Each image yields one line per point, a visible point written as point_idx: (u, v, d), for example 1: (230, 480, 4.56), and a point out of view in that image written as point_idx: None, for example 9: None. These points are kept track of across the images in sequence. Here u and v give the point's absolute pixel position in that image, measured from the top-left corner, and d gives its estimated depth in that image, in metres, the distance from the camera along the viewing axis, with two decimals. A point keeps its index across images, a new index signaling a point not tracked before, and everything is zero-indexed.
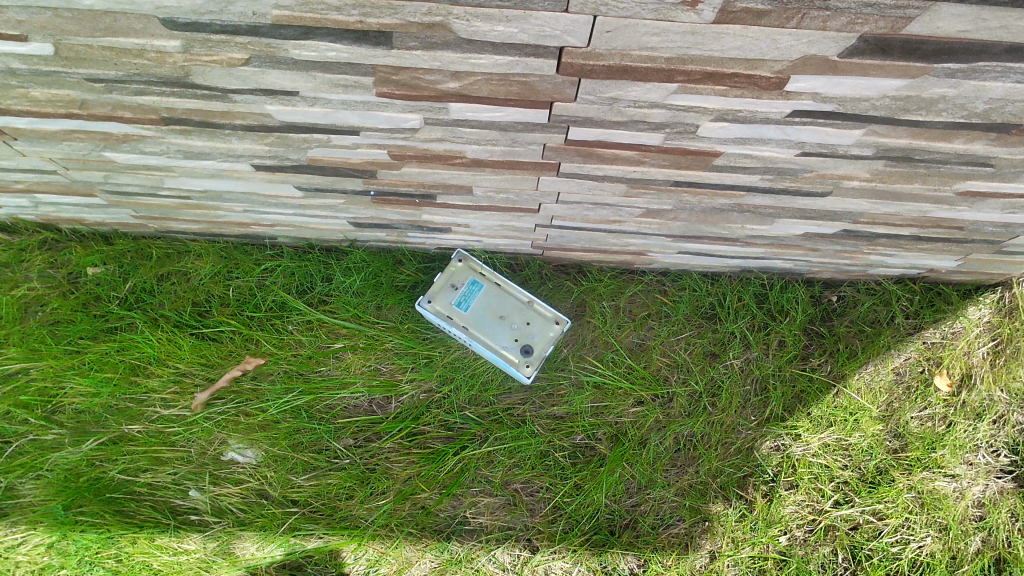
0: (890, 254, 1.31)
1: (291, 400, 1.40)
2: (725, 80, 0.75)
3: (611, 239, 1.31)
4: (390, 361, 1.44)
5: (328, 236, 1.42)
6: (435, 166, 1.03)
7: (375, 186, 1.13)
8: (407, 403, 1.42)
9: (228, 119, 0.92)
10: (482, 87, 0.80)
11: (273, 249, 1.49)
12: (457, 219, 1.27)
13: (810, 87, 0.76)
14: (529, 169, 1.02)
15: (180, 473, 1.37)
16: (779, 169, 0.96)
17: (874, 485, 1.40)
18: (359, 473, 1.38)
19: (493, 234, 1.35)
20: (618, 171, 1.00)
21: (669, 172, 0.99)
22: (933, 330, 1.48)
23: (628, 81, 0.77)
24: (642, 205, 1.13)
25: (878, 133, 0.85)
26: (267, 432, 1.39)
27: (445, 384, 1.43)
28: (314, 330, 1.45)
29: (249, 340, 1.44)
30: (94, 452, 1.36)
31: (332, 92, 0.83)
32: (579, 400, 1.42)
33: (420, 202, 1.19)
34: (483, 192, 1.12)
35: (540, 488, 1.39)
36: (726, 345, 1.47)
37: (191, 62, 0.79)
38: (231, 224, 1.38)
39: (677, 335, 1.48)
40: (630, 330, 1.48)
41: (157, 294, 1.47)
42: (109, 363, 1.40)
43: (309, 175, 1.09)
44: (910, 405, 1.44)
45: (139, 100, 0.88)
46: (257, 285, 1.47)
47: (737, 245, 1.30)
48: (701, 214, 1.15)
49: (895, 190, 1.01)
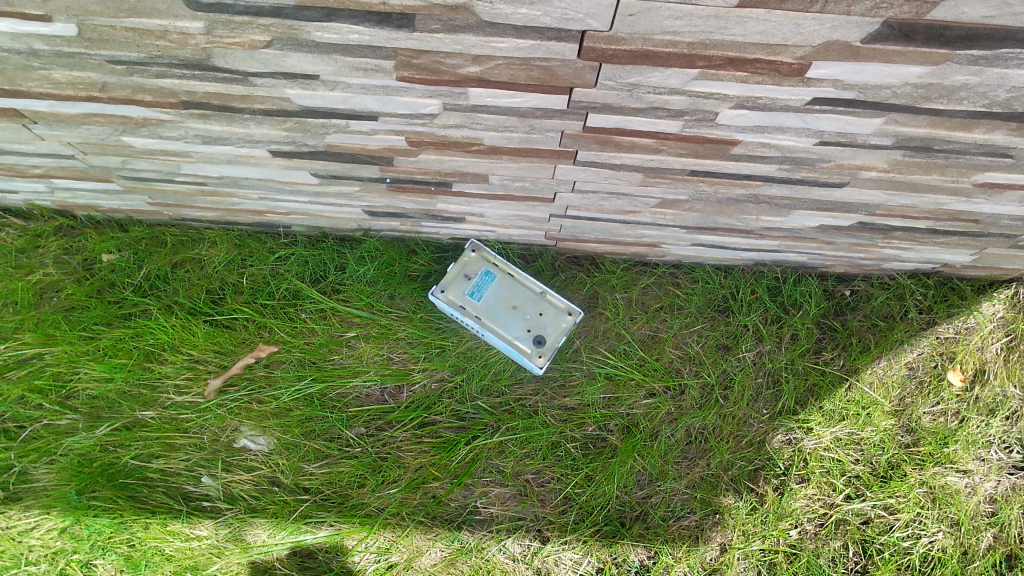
0: (906, 248, 1.31)
1: (303, 388, 1.41)
2: (746, 66, 0.75)
3: (624, 230, 1.31)
4: (402, 351, 1.44)
5: (343, 226, 1.43)
6: (452, 153, 1.03)
7: (391, 174, 1.13)
8: (419, 393, 1.43)
9: (247, 103, 0.93)
10: (503, 72, 0.80)
11: (287, 237, 1.50)
12: (471, 208, 1.27)
13: (831, 74, 0.76)
14: (546, 156, 1.02)
15: (192, 460, 1.38)
16: (797, 158, 0.96)
17: (886, 480, 1.40)
18: (371, 462, 1.38)
19: (507, 224, 1.35)
20: (635, 160, 1.00)
21: (686, 161, 0.99)
22: (946, 325, 1.48)
23: (649, 66, 0.77)
24: (658, 195, 1.13)
25: (898, 122, 0.85)
26: (279, 420, 1.39)
27: (457, 374, 1.43)
28: (327, 318, 1.45)
29: (263, 328, 1.44)
30: (107, 438, 1.37)
31: (353, 76, 0.83)
32: (591, 391, 1.42)
33: (435, 190, 1.19)
34: (498, 181, 1.12)
35: (551, 479, 1.40)
36: (739, 338, 1.47)
37: (213, 44, 0.79)
38: (245, 212, 1.38)
39: (690, 328, 1.48)
40: (642, 323, 1.47)
41: (171, 282, 1.47)
42: (123, 349, 1.41)
43: (325, 161, 1.10)
44: (922, 400, 1.44)
45: (160, 83, 0.89)
46: (270, 273, 1.48)
47: (752, 237, 1.30)
48: (717, 205, 1.15)
49: (913, 181, 1.01)
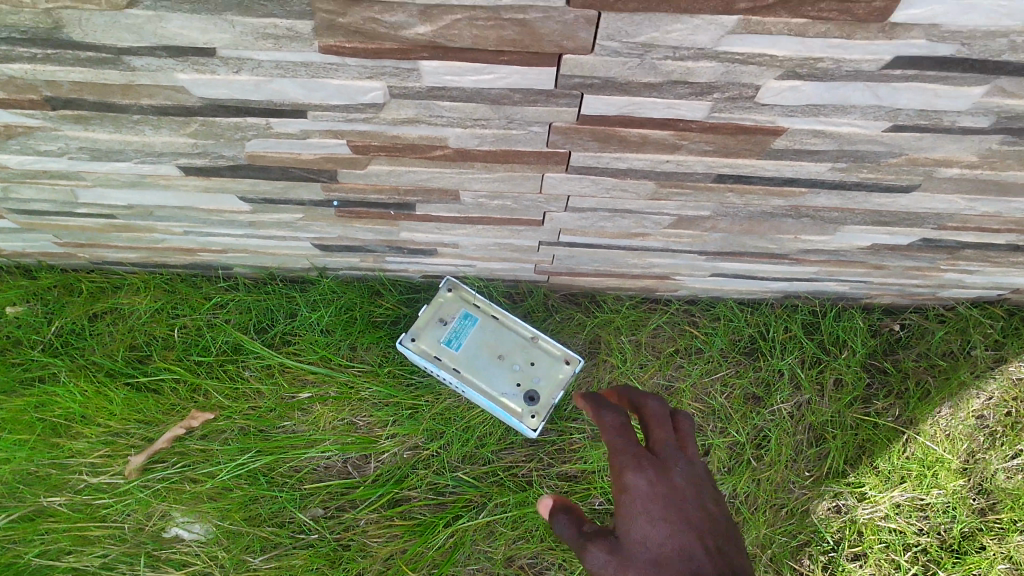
0: (972, 271, 1.08)
1: (246, 462, 1.16)
2: (806, 8, 0.53)
3: (631, 258, 1.08)
4: (367, 415, 1.20)
5: (291, 264, 1.19)
6: (408, 163, 0.80)
7: (337, 195, 0.90)
8: (387, 464, 1.18)
9: (131, 98, 0.69)
10: (464, 32, 0.58)
11: (227, 280, 1.24)
12: (443, 237, 1.03)
13: (927, 15, 0.53)
14: (532, 162, 0.78)
15: (111, 556, 1.14)
16: (859, 152, 0.73)
17: (959, 555, 1.16)
18: (330, 552, 1.14)
19: (487, 256, 1.12)
20: (647, 162, 0.77)
21: (711, 161, 0.76)
22: (1018, 364, 1.24)
23: (668, 13, 0.54)
24: (673, 212, 0.90)
25: (1006, 91, 0.62)
26: (215, 503, 1.15)
27: (434, 440, 1.19)
28: (274, 376, 1.21)
29: (197, 390, 1.20)
30: (5, 532, 1.13)
31: (260, 48, 0.61)
32: (595, 456, 1.18)
33: (395, 214, 0.96)
34: (472, 199, 0.89)
35: (551, 566, 1.16)
36: (772, 387, 1.23)
37: (57, 4, 0.56)
38: (173, 251, 1.15)
39: (712, 375, 1.24)
40: (654, 370, 1.24)
41: (87, 337, 1.22)
42: (23, 422, 1.16)
43: (252, 180, 0.86)
44: (995, 455, 1.20)
45: (7, 71, 0.66)
46: (206, 324, 1.23)
47: (786, 263, 1.07)
48: (748, 221, 0.92)
49: (1004, 180, 0.78)
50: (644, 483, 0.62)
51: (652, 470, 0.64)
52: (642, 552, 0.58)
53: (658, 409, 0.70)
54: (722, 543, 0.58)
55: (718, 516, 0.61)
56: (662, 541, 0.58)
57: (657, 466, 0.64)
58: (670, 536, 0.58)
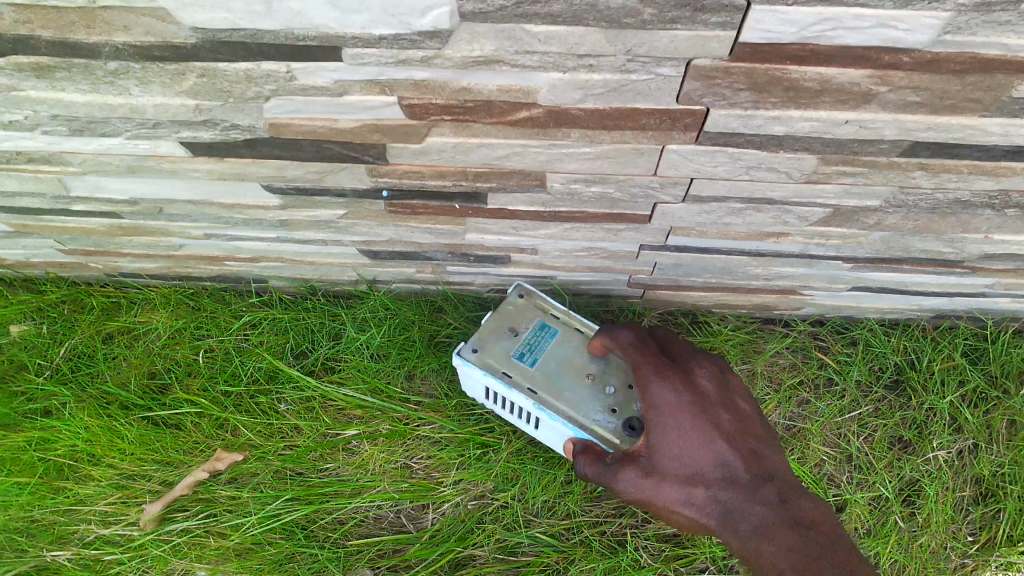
0: None
1: (281, 512, 0.95)
2: None
3: (754, 268, 0.86)
4: (425, 456, 0.99)
5: (336, 275, 1.00)
6: (480, 133, 0.60)
7: (387, 185, 0.70)
8: (450, 515, 0.96)
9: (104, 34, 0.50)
10: None
11: (261, 295, 1.09)
12: (520, 241, 0.83)
13: None
14: (650, 128, 0.57)
15: None
16: None
17: None
18: None
19: (572, 266, 0.91)
20: (816, 125, 0.55)
21: (911, 122, 0.54)
22: None
23: None
24: (829, 203, 0.68)
25: None
26: (246, 562, 0.93)
27: (504, 489, 0.97)
28: (315, 409, 1.01)
29: (223, 426, 1.00)
30: None
31: None
32: None
33: (460, 211, 0.75)
34: (561, 188, 0.68)
35: None
36: (925, 429, 0.99)
37: None
38: (194, 260, 0.97)
39: (846, 414, 1.01)
40: (773, 407, 1.01)
41: (98, 362, 1.05)
42: (24, 462, 0.98)
43: (278, 163, 0.67)
44: None
45: None
46: (235, 346, 1.05)
47: (958, 274, 0.85)
48: (928, 215, 0.69)
49: None
50: (673, 395, 0.72)
51: (676, 380, 0.74)
52: (678, 461, 0.69)
53: (667, 334, 0.82)
54: (754, 444, 0.71)
55: (741, 417, 0.73)
56: (696, 450, 0.69)
57: (677, 374, 0.74)
58: (703, 446, 0.69)
